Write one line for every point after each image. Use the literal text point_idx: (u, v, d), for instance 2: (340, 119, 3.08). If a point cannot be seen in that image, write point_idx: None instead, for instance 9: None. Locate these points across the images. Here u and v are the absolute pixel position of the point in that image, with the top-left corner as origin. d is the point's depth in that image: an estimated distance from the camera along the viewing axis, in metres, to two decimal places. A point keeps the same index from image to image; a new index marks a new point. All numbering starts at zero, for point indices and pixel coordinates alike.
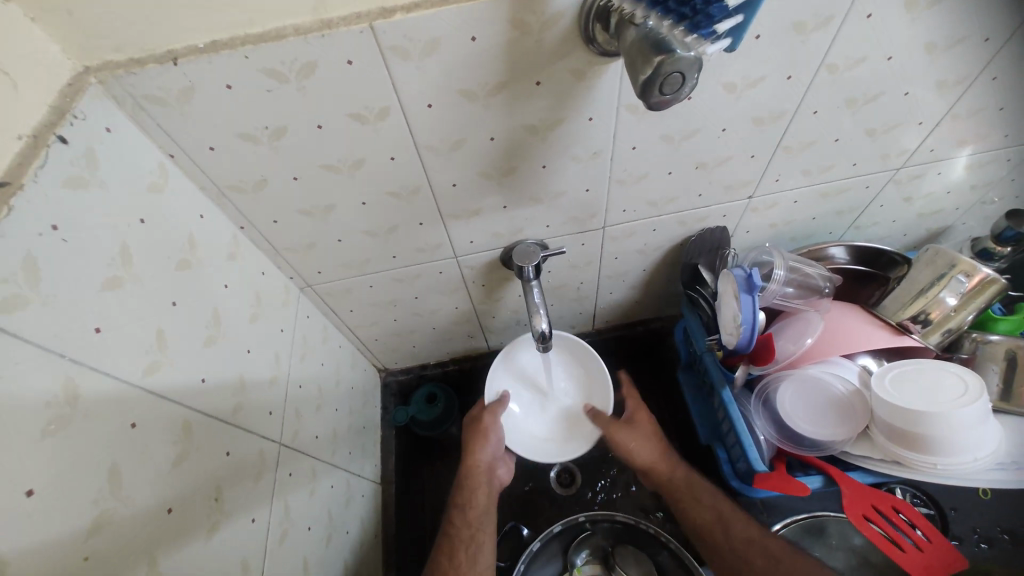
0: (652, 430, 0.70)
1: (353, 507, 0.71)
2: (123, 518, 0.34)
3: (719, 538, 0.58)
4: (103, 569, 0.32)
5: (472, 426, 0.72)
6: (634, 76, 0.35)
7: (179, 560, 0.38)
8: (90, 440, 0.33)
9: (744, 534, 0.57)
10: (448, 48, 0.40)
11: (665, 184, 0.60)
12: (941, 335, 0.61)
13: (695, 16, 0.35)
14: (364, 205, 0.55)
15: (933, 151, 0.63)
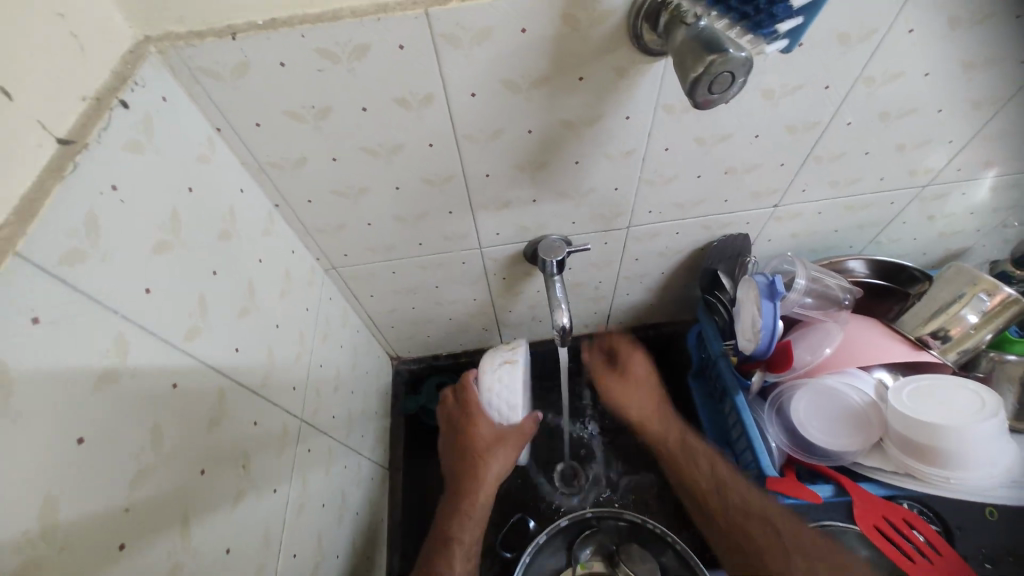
0: (644, 388, 0.72)
1: (359, 483, 0.72)
2: (163, 472, 0.35)
3: (714, 503, 0.58)
4: (139, 522, 0.33)
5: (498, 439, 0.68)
6: (683, 75, 0.36)
7: (208, 520, 0.39)
8: (131, 392, 0.33)
9: (745, 495, 0.56)
10: (498, 37, 0.41)
11: (693, 187, 0.61)
12: (958, 352, 0.62)
13: (757, 15, 0.36)
14: (398, 189, 0.56)
15: (961, 171, 0.63)
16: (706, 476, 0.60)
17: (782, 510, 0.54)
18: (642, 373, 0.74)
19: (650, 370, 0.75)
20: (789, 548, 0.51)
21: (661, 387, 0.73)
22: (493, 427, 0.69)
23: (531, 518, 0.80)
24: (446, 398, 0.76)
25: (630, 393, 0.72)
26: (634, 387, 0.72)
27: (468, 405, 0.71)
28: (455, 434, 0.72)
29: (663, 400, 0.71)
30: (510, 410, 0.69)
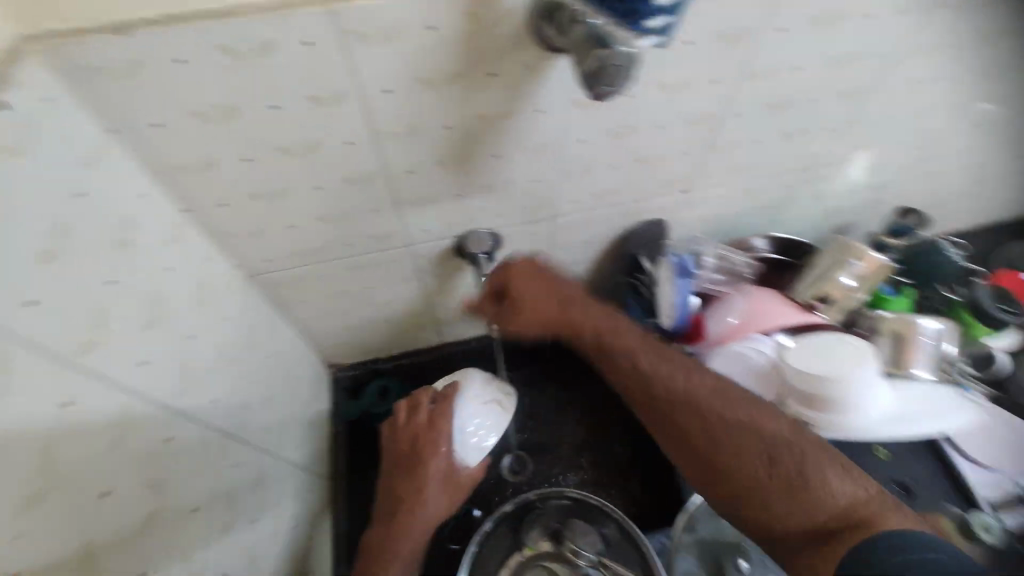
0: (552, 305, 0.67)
1: (290, 495, 0.70)
2: (58, 489, 0.35)
3: (640, 397, 0.61)
4: (34, 536, 0.33)
5: (445, 478, 0.66)
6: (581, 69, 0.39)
7: (110, 537, 0.40)
8: (30, 404, 0.33)
9: (669, 387, 0.59)
10: (406, 36, 0.42)
11: (608, 177, 0.65)
12: (841, 312, 0.71)
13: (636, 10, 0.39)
14: (318, 189, 0.55)
15: (835, 155, 0.72)
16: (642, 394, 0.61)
17: (720, 411, 0.56)
18: (532, 304, 0.68)
19: (541, 294, 0.68)
20: (733, 455, 0.53)
21: (564, 304, 0.67)
22: (447, 463, 0.65)
23: (476, 508, 0.82)
24: (405, 406, 0.68)
25: (531, 315, 0.67)
26: (540, 305, 0.67)
27: (432, 432, 0.65)
28: (412, 461, 0.66)
29: (574, 320, 0.67)
30: (469, 452, 0.65)
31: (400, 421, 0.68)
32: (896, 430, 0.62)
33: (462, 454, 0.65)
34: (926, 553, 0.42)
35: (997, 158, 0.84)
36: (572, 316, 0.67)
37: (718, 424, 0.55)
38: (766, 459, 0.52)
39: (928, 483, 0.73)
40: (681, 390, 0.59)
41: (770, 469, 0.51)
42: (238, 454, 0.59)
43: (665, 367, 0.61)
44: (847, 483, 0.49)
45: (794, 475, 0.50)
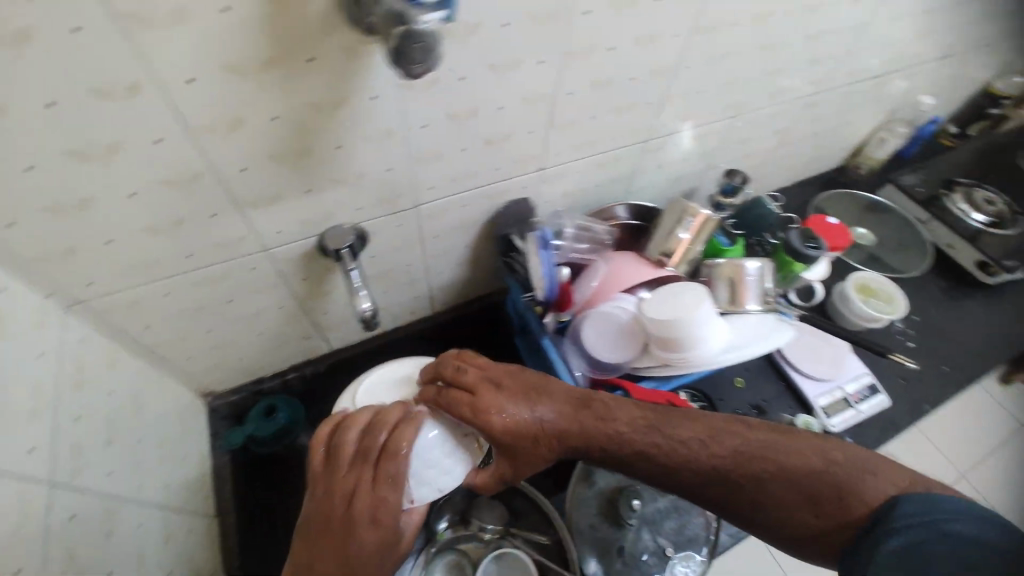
0: (518, 406, 0.54)
1: (162, 538, 0.65)
2: None
3: (661, 477, 0.55)
4: None
5: (385, 554, 0.49)
6: (388, 52, 0.39)
7: None
8: None
9: (688, 463, 0.54)
10: (199, 19, 0.39)
11: (462, 160, 0.67)
12: (686, 264, 0.80)
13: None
14: (134, 196, 0.49)
15: (665, 126, 0.81)
16: (671, 477, 0.55)
17: (753, 466, 0.53)
18: (516, 443, 0.54)
19: (513, 401, 0.55)
20: (783, 503, 0.52)
21: (543, 401, 0.56)
22: (384, 537, 0.48)
23: None
24: (357, 424, 0.51)
25: (495, 416, 0.53)
26: (500, 404, 0.54)
27: (379, 490, 0.48)
28: (342, 529, 0.48)
29: (565, 430, 0.55)
30: (421, 488, 0.51)
31: (345, 459, 0.50)
32: (739, 354, 0.70)
33: (413, 490, 0.51)
34: (957, 526, 0.45)
35: (796, 121, 0.99)
36: (559, 416, 0.56)
37: (756, 480, 0.53)
38: (810, 494, 0.51)
39: (777, 400, 0.91)
40: (704, 456, 0.54)
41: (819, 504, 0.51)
42: (72, 507, 0.51)
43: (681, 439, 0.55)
44: (883, 481, 0.50)
45: (839, 501, 0.50)
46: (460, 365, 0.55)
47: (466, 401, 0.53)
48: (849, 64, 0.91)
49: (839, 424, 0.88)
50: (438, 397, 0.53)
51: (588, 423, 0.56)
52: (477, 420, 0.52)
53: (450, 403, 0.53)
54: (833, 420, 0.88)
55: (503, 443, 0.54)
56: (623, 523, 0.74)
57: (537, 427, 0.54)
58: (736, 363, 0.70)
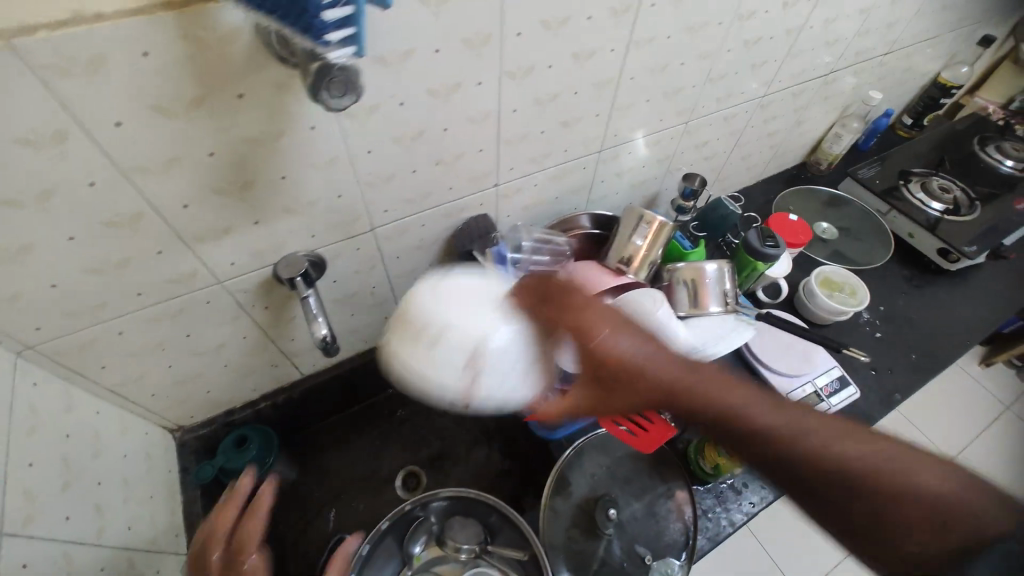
0: (628, 338, 0.55)
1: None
2: None
3: (756, 449, 0.50)
4: None
5: None
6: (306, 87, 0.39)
7: None
8: None
9: (793, 443, 0.49)
10: (117, 65, 0.40)
11: (413, 182, 0.68)
12: (645, 269, 0.80)
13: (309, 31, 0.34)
14: (73, 240, 0.49)
15: (617, 136, 0.83)
16: (774, 460, 0.49)
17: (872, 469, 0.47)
18: (619, 372, 0.54)
19: (626, 336, 0.55)
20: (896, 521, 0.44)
21: (656, 343, 0.56)
22: None
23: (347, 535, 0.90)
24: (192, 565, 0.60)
25: (603, 338, 0.55)
26: (611, 331, 0.55)
27: None
28: None
29: (665, 377, 0.53)
30: (488, 371, 0.51)
31: None
32: (698, 354, 0.73)
33: (479, 371, 0.51)
34: None
35: (749, 122, 1.02)
36: (663, 366, 0.54)
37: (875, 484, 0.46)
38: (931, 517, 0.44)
39: None
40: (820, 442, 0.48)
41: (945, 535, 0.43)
42: (21, 555, 0.49)
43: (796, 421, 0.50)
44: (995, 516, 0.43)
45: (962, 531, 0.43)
46: (574, 291, 0.58)
47: (581, 314, 0.56)
48: (794, 65, 0.93)
49: None
50: (541, 304, 0.57)
51: (690, 376, 0.53)
52: (585, 333, 0.55)
53: (564, 312, 0.57)
54: None
55: (605, 368, 0.54)
56: (601, 533, 0.74)
57: (642, 365, 0.54)
58: (695, 363, 0.73)
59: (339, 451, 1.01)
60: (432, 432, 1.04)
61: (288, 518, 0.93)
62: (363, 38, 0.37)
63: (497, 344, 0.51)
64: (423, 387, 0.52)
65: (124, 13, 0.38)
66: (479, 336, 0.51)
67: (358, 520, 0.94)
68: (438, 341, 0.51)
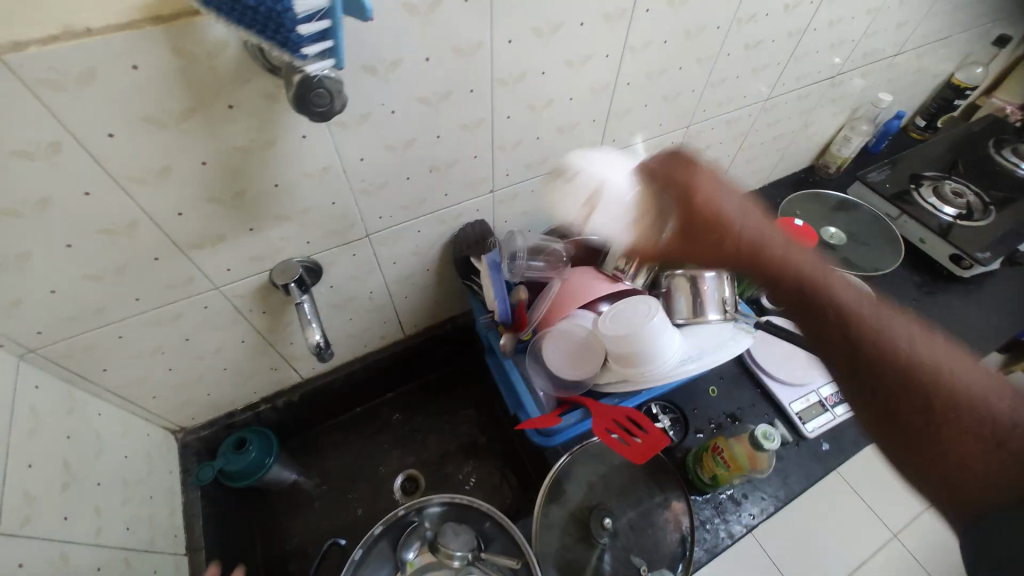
0: (744, 216, 0.63)
1: None
2: None
3: (826, 313, 0.54)
4: None
5: None
6: (290, 100, 0.40)
7: None
8: None
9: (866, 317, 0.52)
10: (108, 77, 0.41)
11: (407, 189, 0.68)
12: (643, 275, 0.79)
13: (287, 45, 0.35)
14: (71, 247, 0.51)
15: (616, 142, 0.82)
16: (849, 346, 0.51)
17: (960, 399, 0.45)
18: (725, 234, 0.62)
19: (757, 219, 0.63)
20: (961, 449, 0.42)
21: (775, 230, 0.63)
22: None
23: (342, 537, 0.92)
24: None
25: (727, 214, 0.63)
26: (741, 212, 0.64)
27: None
28: None
29: (761, 245, 0.60)
30: (602, 210, 0.68)
31: None
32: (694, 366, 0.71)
33: (590, 200, 0.69)
34: None
35: (753, 126, 1.00)
36: (765, 239, 0.61)
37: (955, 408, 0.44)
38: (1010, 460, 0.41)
39: (752, 408, 0.89)
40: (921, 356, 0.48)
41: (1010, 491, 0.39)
42: (19, 555, 0.50)
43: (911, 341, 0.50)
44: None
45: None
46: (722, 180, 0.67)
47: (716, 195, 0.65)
48: (798, 68, 0.91)
49: (815, 430, 0.87)
50: (668, 165, 0.67)
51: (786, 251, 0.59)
52: (710, 207, 0.64)
53: (684, 191, 0.65)
54: (808, 426, 0.87)
55: (718, 233, 0.63)
56: (595, 543, 0.73)
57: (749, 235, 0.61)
58: (690, 376, 0.71)
59: (338, 454, 1.02)
60: (431, 437, 1.04)
61: (287, 521, 0.94)
62: (343, 50, 0.37)
63: (613, 188, 0.68)
64: (557, 206, 0.73)
65: (113, 27, 0.38)
66: (603, 174, 0.69)
67: (356, 523, 0.94)
68: (575, 175, 0.71)
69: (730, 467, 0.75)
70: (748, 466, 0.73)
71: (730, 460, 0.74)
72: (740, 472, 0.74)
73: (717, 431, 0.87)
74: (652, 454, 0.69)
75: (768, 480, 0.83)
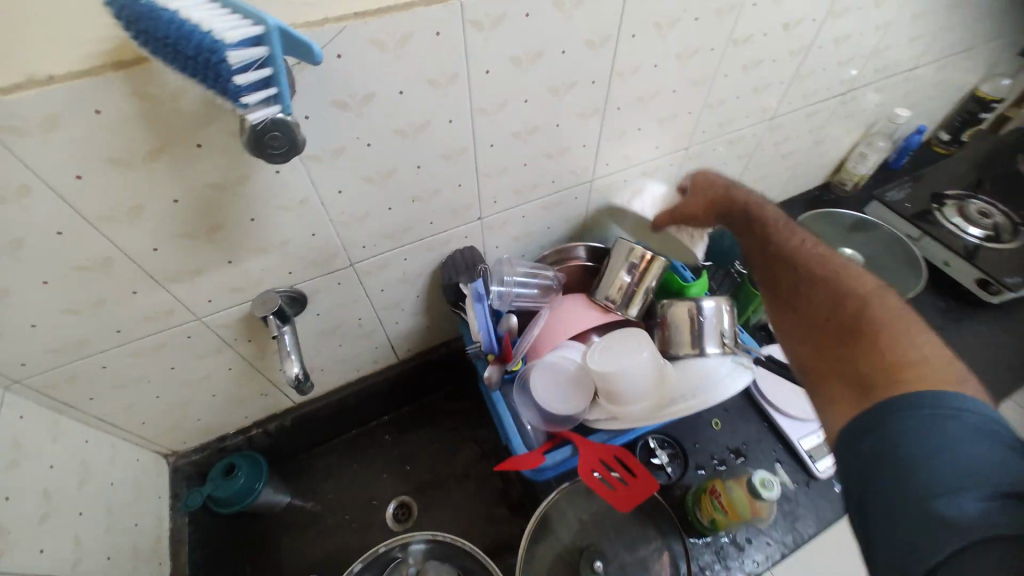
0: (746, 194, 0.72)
1: None
2: None
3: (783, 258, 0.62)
4: None
5: None
6: (251, 150, 0.40)
7: None
8: None
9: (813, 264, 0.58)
10: (71, 122, 0.41)
11: (391, 218, 0.67)
12: (637, 304, 0.77)
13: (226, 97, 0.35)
14: (47, 283, 0.51)
15: (610, 166, 0.80)
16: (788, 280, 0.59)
17: (840, 308, 0.50)
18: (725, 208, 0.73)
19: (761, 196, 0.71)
20: (823, 344, 0.50)
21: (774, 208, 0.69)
22: None
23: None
24: None
25: (730, 191, 0.73)
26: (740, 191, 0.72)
27: None
28: None
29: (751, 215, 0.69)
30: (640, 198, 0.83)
31: None
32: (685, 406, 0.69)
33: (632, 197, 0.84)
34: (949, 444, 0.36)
35: (758, 146, 0.96)
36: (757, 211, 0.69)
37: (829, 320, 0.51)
38: (862, 346, 0.46)
39: (758, 444, 0.84)
40: (831, 275, 0.55)
41: (853, 378, 0.45)
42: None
43: (838, 264, 0.56)
44: (974, 395, 0.39)
45: (883, 376, 0.42)
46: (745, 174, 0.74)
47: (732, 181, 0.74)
48: (804, 87, 0.88)
49: (825, 470, 0.81)
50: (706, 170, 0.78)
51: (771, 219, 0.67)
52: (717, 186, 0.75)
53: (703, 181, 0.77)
54: (819, 465, 0.81)
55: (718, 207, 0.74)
56: None
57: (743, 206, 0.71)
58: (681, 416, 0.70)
59: (331, 479, 1.00)
60: (425, 463, 1.02)
61: (277, 547, 0.93)
62: (287, 93, 0.38)
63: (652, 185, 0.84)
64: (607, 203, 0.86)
65: (73, 74, 0.39)
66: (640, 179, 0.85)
67: (346, 552, 0.92)
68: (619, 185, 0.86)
69: (727, 514, 0.71)
70: (746, 514, 0.70)
71: (728, 506, 0.71)
72: (739, 519, 0.71)
73: (720, 468, 0.82)
74: (639, 499, 0.68)
75: (773, 523, 0.78)
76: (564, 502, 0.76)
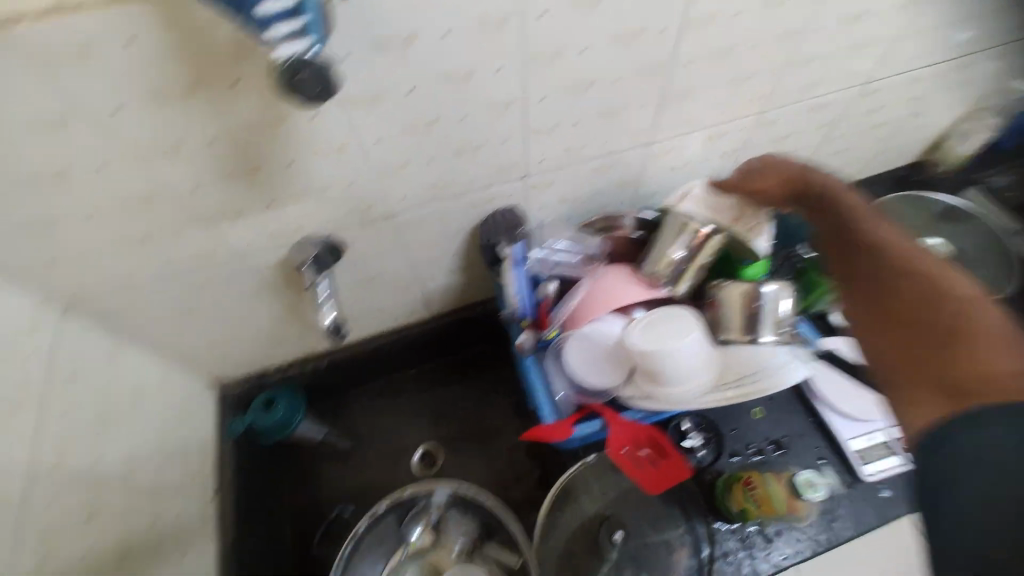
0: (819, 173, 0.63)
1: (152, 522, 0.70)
2: None
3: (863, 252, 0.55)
4: None
5: None
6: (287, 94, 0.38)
7: None
8: None
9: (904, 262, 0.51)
10: (104, 53, 0.39)
11: (431, 171, 0.63)
12: (687, 282, 0.72)
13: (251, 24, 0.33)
14: (93, 217, 0.52)
15: (674, 127, 0.72)
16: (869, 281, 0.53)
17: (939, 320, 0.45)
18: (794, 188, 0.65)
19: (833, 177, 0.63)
20: (903, 348, 0.46)
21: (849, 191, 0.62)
22: None
23: (348, 507, 0.95)
24: None
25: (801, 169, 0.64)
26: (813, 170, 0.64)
27: None
28: None
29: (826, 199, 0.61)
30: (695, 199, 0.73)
31: None
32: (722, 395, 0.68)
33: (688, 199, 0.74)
34: None
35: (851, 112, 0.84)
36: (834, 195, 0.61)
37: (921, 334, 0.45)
38: (954, 355, 0.42)
39: (800, 438, 0.80)
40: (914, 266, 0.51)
41: (938, 385, 0.42)
42: (43, 496, 0.55)
43: (922, 253, 0.52)
44: None
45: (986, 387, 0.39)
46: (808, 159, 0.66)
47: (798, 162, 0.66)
48: (916, 43, 0.74)
49: (872, 474, 0.76)
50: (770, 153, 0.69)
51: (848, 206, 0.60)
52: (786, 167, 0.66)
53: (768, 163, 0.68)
54: (867, 467, 0.76)
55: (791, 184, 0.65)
56: (602, 556, 0.70)
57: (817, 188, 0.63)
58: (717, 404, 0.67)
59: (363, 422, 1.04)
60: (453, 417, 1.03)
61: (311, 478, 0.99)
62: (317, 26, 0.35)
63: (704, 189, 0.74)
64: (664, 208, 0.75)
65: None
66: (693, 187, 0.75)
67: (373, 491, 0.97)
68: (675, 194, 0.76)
69: (762, 507, 0.70)
70: (781, 509, 0.69)
71: (764, 499, 0.70)
72: (771, 513, 0.70)
73: (756, 458, 0.79)
74: (666, 482, 0.70)
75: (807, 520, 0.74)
76: (588, 474, 0.75)
